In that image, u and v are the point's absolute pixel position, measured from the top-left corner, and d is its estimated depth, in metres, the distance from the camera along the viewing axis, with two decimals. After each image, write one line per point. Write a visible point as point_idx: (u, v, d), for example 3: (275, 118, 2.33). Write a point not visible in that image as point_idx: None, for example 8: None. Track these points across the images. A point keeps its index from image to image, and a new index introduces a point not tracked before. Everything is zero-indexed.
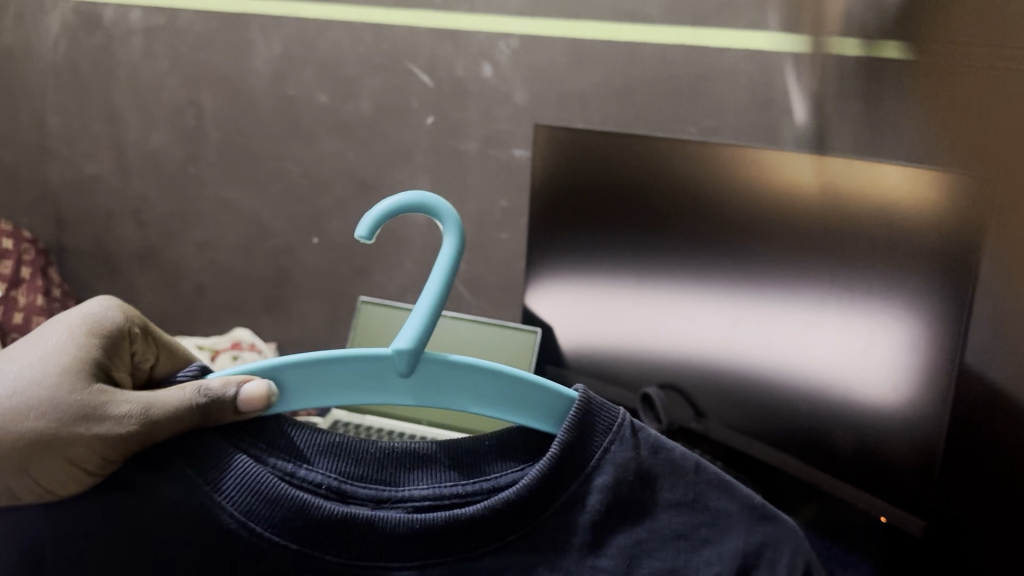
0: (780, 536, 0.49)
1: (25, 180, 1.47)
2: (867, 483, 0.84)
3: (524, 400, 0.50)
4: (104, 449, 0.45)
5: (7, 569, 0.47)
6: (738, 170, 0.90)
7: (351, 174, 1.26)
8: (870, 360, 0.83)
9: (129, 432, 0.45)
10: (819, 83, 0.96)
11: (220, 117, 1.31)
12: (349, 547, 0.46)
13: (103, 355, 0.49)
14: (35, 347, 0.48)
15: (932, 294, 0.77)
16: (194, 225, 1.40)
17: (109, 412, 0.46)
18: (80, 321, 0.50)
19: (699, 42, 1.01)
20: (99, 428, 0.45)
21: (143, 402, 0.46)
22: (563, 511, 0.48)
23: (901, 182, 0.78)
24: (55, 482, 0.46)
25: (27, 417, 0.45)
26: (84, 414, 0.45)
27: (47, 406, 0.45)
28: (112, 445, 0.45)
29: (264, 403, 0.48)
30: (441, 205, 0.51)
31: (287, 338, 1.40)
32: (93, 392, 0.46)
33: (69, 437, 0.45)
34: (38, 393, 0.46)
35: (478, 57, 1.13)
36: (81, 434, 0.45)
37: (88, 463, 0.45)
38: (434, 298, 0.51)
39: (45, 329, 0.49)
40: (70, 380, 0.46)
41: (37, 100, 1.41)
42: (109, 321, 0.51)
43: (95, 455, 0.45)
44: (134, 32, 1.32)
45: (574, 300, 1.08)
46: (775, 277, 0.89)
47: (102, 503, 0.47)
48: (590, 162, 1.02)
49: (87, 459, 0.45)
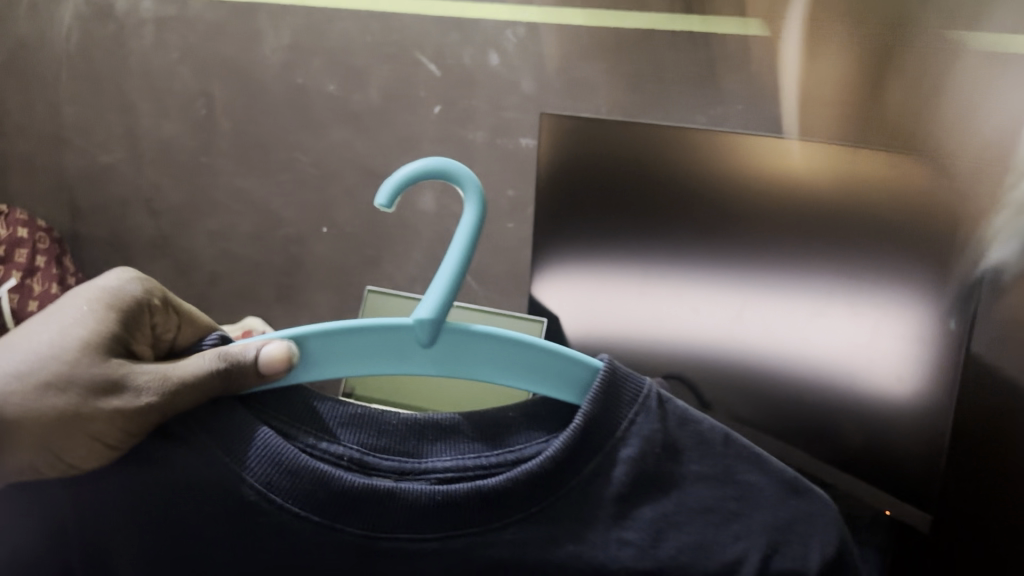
0: (812, 511, 0.51)
1: (41, 169, 1.48)
2: (877, 476, 0.84)
3: (547, 370, 0.52)
4: (128, 421, 0.47)
5: (34, 537, 0.50)
6: (746, 161, 0.89)
7: (360, 163, 1.26)
8: (875, 349, 0.82)
9: (150, 403, 0.47)
10: (828, 72, 0.95)
11: (231, 107, 1.32)
12: (371, 520, 0.48)
13: (122, 329, 0.49)
14: (53, 322, 0.48)
15: (945, 280, 0.77)
16: (206, 214, 1.41)
17: (129, 384, 0.47)
18: (97, 293, 0.50)
19: (710, 29, 1.00)
20: (118, 401, 0.47)
21: (161, 374, 0.47)
22: (586, 483, 0.50)
23: (914, 172, 0.77)
24: (78, 455, 0.47)
25: (50, 392, 0.46)
26: (104, 388, 0.47)
27: (67, 380, 0.46)
28: (132, 417, 0.47)
29: (287, 364, 0.50)
30: (463, 172, 0.53)
31: (298, 327, 1.40)
32: (109, 364, 0.47)
33: (90, 411, 0.46)
34: (57, 368, 0.46)
35: (486, 46, 1.12)
36: (101, 409, 0.46)
37: (110, 436, 0.47)
38: (456, 265, 0.52)
39: (62, 303, 0.49)
40: (87, 353, 0.47)
41: (51, 89, 1.43)
42: (128, 294, 0.51)
43: (116, 429, 0.47)
44: (146, 22, 1.32)
45: (582, 288, 1.07)
46: (783, 267, 0.88)
47: (126, 473, 0.49)
48: (597, 150, 1.01)
49: (107, 432, 0.47)
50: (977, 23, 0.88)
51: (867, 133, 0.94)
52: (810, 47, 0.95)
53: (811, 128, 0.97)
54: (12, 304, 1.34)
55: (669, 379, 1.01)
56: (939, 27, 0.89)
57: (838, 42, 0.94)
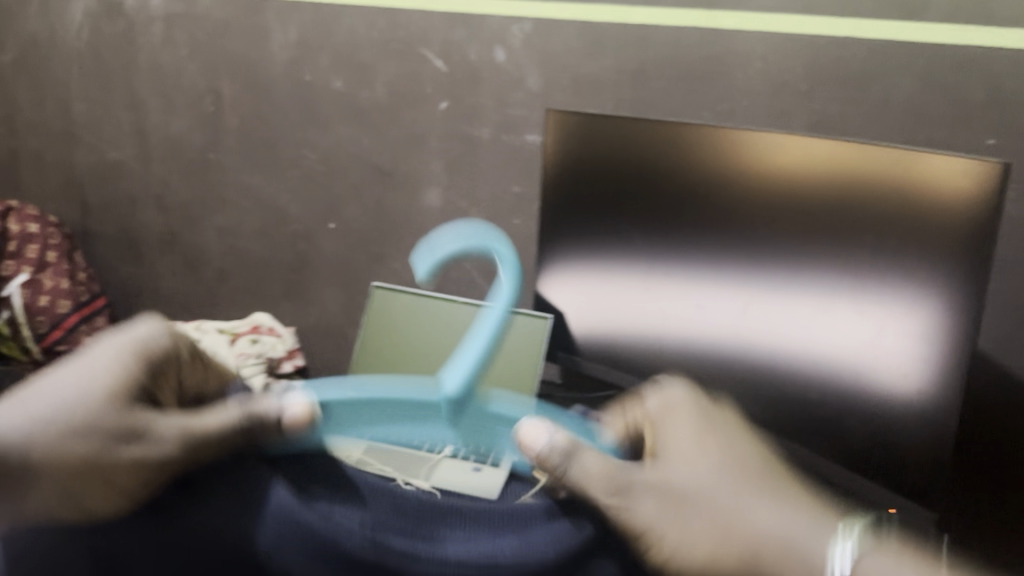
0: None
1: (52, 166, 1.49)
2: (878, 473, 0.84)
3: None
4: (128, 493, 0.32)
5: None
6: (749, 157, 0.89)
7: (367, 160, 1.26)
8: (882, 347, 0.81)
9: (176, 459, 0.33)
10: (834, 67, 0.94)
11: (239, 103, 1.32)
12: None
13: (144, 379, 0.36)
14: (66, 359, 0.34)
15: (949, 280, 0.75)
16: (214, 211, 1.41)
17: (152, 430, 0.34)
18: (120, 338, 0.38)
19: (716, 24, 0.99)
20: (136, 453, 0.33)
21: (182, 423, 0.34)
22: None
23: (918, 168, 0.76)
24: (92, 510, 0.32)
25: (68, 439, 0.32)
26: (118, 440, 0.33)
27: (84, 427, 0.32)
28: (156, 478, 0.33)
29: (314, 425, 0.37)
30: None
31: (306, 323, 1.41)
32: (129, 413, 0.34)
33: (108, 464, 0.32)
34: (76, 409, 0.32)
35: (491, 42, 1.12)
36: (123, 458, 0.32)
37: (129, 496, 0.32)
38: None
39: (75, 344, 0.36)
40: (110, 401, 0.34)
41: (62, 86, 1.43)
42: (154, 344, 0.39)
43: (140, 487, 0.33)
44: (155, 18, 1.33)
45: (588, 286, 1.07)
46: (787, 264, 0.88)
47: (127, 545, 0.33)
48: (603, 147, 1.01)
49: (131, 490, 0.32)
50: (986, 16, 0.86)
51: (873, 129, 0.94)
52: (816, 42, 0.95)
53: (817, 124, 0.97)
54: (22, 299, 1.35)
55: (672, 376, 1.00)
56: (947, 22, 0.88)
57: (844, 37, 0.93)
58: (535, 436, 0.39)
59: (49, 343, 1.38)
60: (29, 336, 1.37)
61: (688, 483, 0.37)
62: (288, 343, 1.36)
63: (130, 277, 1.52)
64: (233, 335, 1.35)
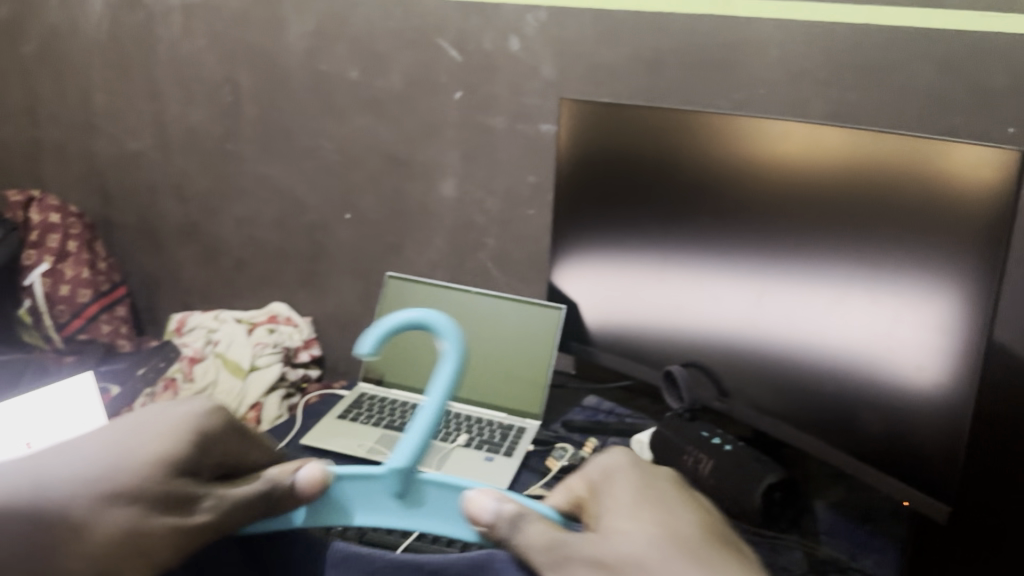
0: None
1: (74, 155, 1.51)
2: (893, 466, 0.82)
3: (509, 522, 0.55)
4: (160, 556, 0.44)
5: None
6: (763, 145, 0.88)
7: (383, 150, 1.26)
8: (896, 337, 0.80)
9: (201, 523, 0.47)
10: (852, 54, 0.93)
11: (256, 93, 1.32)
12: None
13: (194, 454, 0.49)
14: (133, 436, 0.47)
15: (965, 269, 0.74)
16: (232, 201, 1.42)
17: (184, 505, 0.47)
18: (177, 417, 0.51)
19: (733, 11, 0.98)
20: (171, 519, 0.45)
21: (218, 494, 0.49)
22: None
23: (934, 155, 0.75)
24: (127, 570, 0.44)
25: (117, 504, 0.43)
26: (161, 507, 0.45)
27: (136, 493, 0.44)
28: (186, 535, 0.46)
29: (321, 486, 0.54)
30: (442, 321, 0.56)
31: (322, 313, 1.41)
32: (174, 488, 0.46)
33: (148, 528, 0.44)
34: (129, 479, 0.45)
35: (507, 31, 1.12)
36: (159, 525, 0.45)
37: (161, 556, 0.44)
38: (428, 420, 0.55)
39: (143, 419, 0.49)
40: (159, 472, 0.46)
41: (83, 77, 1.44)
42: (205, 421, 0.52)
43: (169, 548, 0.45)
44: (173, 9, 1.33)
45: (602, 277, 1.07)
46: (801, 252, 0.87)
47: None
48: (616, 135, 1.00)
49: (161, 551, 0.44)
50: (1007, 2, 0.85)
51: (892, 116, 0.93)
52: (834, 30, 0.94)
53: (834, 113, 0.96)
54: (44, 288, 1.38)
55: (687, 368, 1.00)
56: (967, 8, 0.86)
57: (863, 24, 0.92)
58: (478, 503, 0.53)
59: (71, 331, 1.40)
60: (51, 325, 1.40)
61: (626, 555, 0.45)
62: (305, 332, 1.38)
63: (150, 267, 1.53)
64: (251, 325, 1.38)
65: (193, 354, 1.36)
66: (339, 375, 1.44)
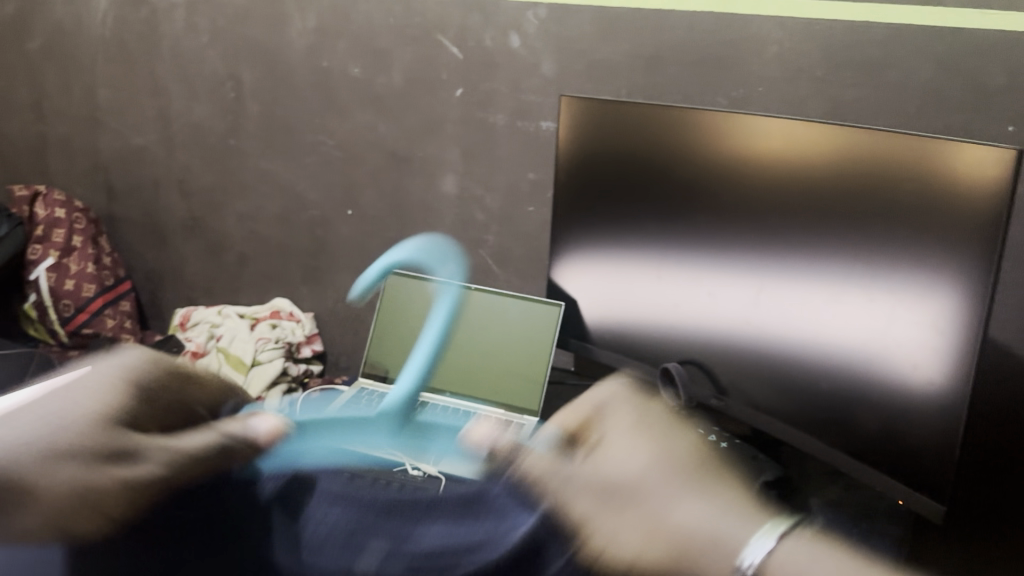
0: None
1: (79, 150, 1.51)
2: (888, 467, 0.82)
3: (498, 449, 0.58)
4: (109, 515, 0.39)
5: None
6: (759, 144, 0.88)
7: (383, 146, 1.27)
8: (892, 337, 0.80)
9: (150, 476, 0.40)
10: (850, 52, 0.93)
11: (259, 89, 1.33)
12: None
13: (140, 402, 0.43)
14: (57, 398, 0.41)
15: (961, 268, 0.74)
16: (235, 197, 1.42)
17: (124, 457, 0.40)
18: (114, 371, 0.44)
19: (732, 9, 0.98)
20: (115, 473, 0.40)
21: (165, 446, 0.41)
22: None
23: (928, 154, 0.75)
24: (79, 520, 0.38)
25: (58, 468, 0.39)
26: (109, 461, 0.40)
27: (71, 452, 0.39)
28: (130, 491, 0.39)
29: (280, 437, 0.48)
30: None
31: (324, 308, 1.42)
32: (113, 439, 0.40)
33: (93, 484, 0.39)
34: (65, 438, 0.39)
35: (507, 28, 1.12)
36: (102, 483, 0.39)
37: (112, 508, 0.39)
38: None
39: (72, 379, 0.43)
40: (97, 427, 0.40)
41: (87, 72, 1.45)
42: (144, 370, 0.45)
43: (118, 499, 0.39)
44: (177, 5, 1.34)
45: (602, 274, 1.07)
46: (796, 251, 0.87)
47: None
48: (614, 132, 1.01)
49: (112, 504, 0.39)
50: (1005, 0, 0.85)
51: (891, 115, 0.93)
52: (833, 28, 0.93)
53: (833, 111, 0.96)
54: (48, 282, 1.38)
55: (685, 366, 1.00)
56: (965, 6, 0.87)
57: (862, 22, 0.92)
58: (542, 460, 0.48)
59: (76, 325, 1.40)
60: (56, 319, 1.40)
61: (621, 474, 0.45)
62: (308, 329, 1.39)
63: (154, 261, 1.54)
64: (254, 321, 1.40)
65: (195, 350, 1.35)
66: (341, 370, 1.45)
